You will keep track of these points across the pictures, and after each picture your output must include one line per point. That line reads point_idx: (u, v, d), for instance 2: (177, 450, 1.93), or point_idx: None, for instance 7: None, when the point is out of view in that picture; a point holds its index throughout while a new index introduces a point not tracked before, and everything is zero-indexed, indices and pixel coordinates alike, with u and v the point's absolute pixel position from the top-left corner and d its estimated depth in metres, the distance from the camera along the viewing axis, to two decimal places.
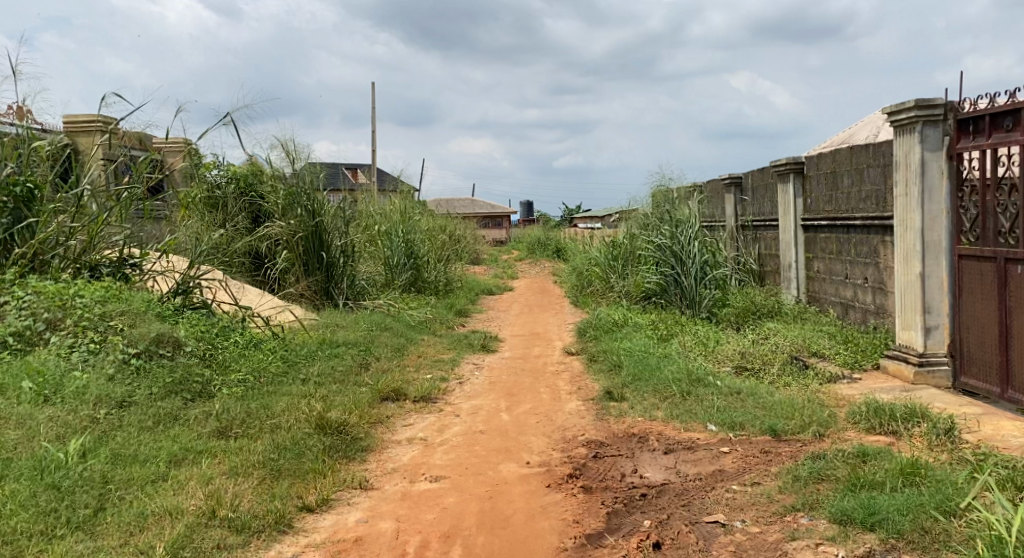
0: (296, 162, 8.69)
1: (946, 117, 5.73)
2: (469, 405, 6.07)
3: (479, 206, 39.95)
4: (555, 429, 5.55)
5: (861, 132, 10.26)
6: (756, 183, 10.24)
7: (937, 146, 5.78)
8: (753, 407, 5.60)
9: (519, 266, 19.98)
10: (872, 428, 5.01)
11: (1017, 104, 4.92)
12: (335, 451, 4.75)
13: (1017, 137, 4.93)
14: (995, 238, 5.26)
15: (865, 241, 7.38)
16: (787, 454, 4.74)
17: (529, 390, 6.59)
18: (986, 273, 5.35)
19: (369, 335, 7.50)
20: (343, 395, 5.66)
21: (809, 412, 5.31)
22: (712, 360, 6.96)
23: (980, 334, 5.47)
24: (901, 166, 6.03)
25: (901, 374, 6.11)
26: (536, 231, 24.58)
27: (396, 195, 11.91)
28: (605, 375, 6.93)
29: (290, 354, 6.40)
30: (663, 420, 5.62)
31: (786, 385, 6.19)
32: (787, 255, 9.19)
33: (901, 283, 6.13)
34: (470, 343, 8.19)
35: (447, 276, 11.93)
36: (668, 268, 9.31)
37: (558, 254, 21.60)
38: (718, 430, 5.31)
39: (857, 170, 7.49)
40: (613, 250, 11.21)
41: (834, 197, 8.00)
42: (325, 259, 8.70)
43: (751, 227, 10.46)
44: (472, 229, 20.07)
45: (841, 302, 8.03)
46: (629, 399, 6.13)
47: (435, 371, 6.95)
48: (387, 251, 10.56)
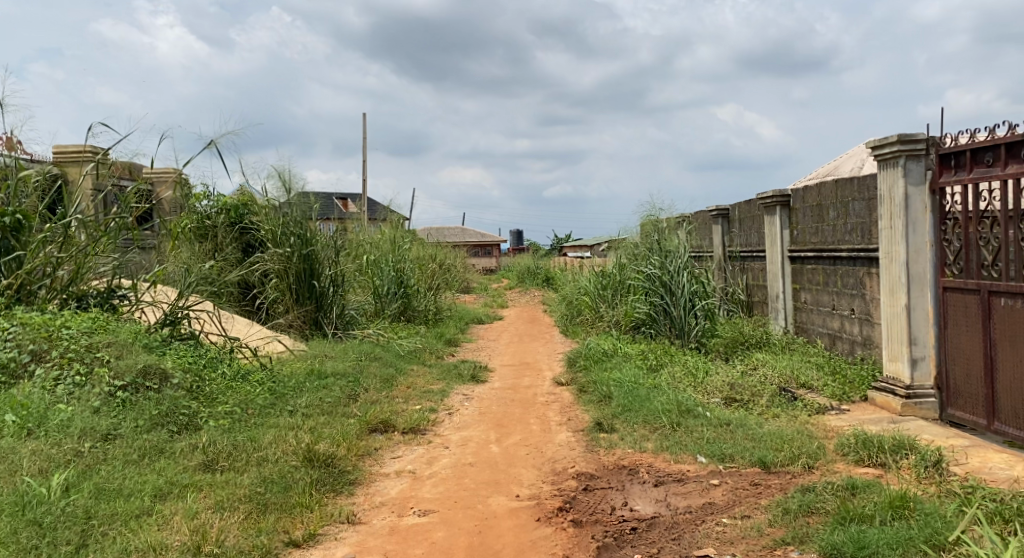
0: (288, 192, 8.71)
1: (928, 152, 5.81)
2: (458, 436, 6.05)
3: (470, 234, 40.04)
4: (544, 461, 5.53)
5: (845, 164, 10.40)
6: (743, 215, 10.33)
7: (920, 180, 5.85)
8: (742, 439, 5.60)
9: (510, 294, 20.03)
10: (861, 460, 5.02)
11: (997, 140, 5.00)
12: (323, 484, 4.70)
13: (997, 172, 5.01)
14: (978, 271, 5.30)
15: (852, 272, 7.44)
16: (776, 486, 4.74)
17: (519, 421, 6.56)
18: (971, 305, 5.40)
19: (358, 366, 7.48)
20: (331, 426, 5.62)
21: (799, 444, 5.32)
22: (702, 391, 6.96)
23: (966, 366, 5.51)
24: (885, 200, 6.10)
25: (889, 406, 6.12)
26: (525, 259, 24.64)
27: (386, 225, 11.93)
28: (595, 405, 6.91)
29: (278, 385, 6.36)
30: (653, 451, 5.61)
31: (774, 416, 6.21)
32: (774, 286, 9.25)
33: (887, 314, 6.16)
34: (459, 373, 8.15)
35: (437, 304, 11.93)
36: (657, 298, 9.35)
37: (548, 282, 21.69)
38: (708, 462, 5.31)
39: (842, 203, 7.57)
40: (603, 280, 11.26)
41: (820, 229, 8.07)
42: (315, 289, 8.68)
43: (738, 258, 10.53)
44: (462, 258, 20.12)
45: (829, 333, 8.07)
46: (619, 430, 6.13)
47: (425, 401, 6.91)
48: (376, 280, 10.54)
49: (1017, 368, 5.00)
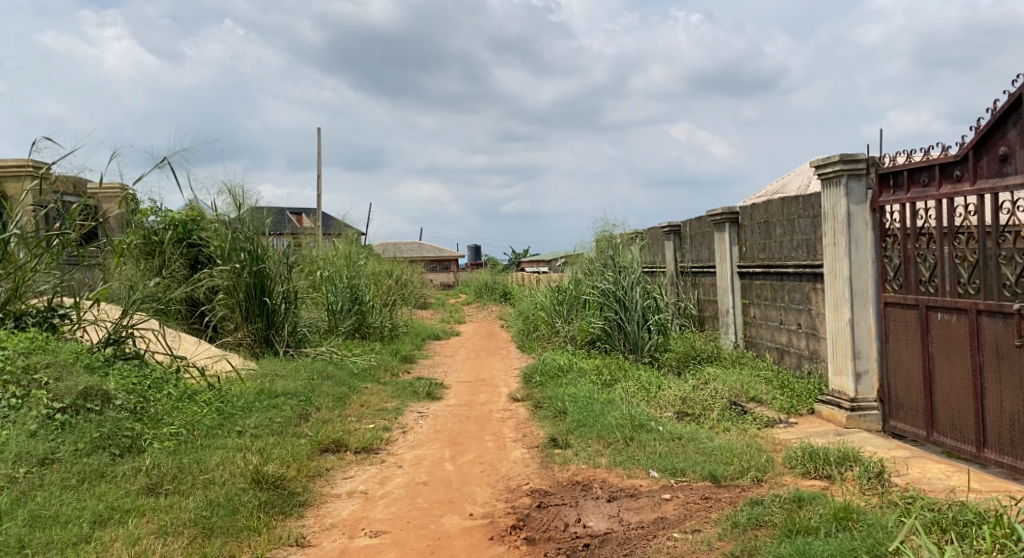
0: (240, 208, 8.62)
1: (869, 172, 5.99)
2: (412, 455, 6.03)
3: (427, 249, 39.91)
4: (499, 478, 5.54)
5: (793, 182, 10.65)
6: (694, 231, 10.50)
7: (862, 199, 6.02)
8: (693, 452, 5.68)
9: (467, 310, 20.00)
10: (808, 472, 5.13)
11: (932, 161, 5.19)
12: (271, 507, 4.64)
13: (932, 192, 5.19)
14: (917, 287, 5.47)
15: (798, 288, 7.61)
16: (726, 499, 4.81)
17: (474, 439, 6.56)
18: (910, 319, 5.56)
19: (310, 385, 7.40)
20: (281, 447, 5.55)
21: (748, 457, 5.41)
22: (655, 405, 7.04)
23: (906, 379, 5.67)
24: (829, 218, 6.25)
25: (834, 419, 6.26)
26: (482, 275, 24.66)
27: (340, 240, 11.85)
28: (550, 421, 6.94)
29: (227, 405, 6.26)
30: (606, 467, 5.65)
31: (725, 430, 6.30)
32: (724, 301, 9.42)
33: (832, 329, 6.31)
34: (414, 391, 8.11)
35: (393, 320, 11.88)
36: (611, 313, 9.44)
37: (506, 297, 21.73)
38: (660, 476, 5.37)
39: (788, 220, 7.75)
40: (559, 295, 11.32)
41: (768, 246, 8.25)
42: (266, 306, 8.57)
43: (690, 273, 10.70)
44: (419, 273, 20.06)
45: (777, 347, 8.24)
46: (573, 446, 6.16)
47: (378, 420, 6.87)
48: (330, 297, 10.42)
49: (953, 381, 5.15)
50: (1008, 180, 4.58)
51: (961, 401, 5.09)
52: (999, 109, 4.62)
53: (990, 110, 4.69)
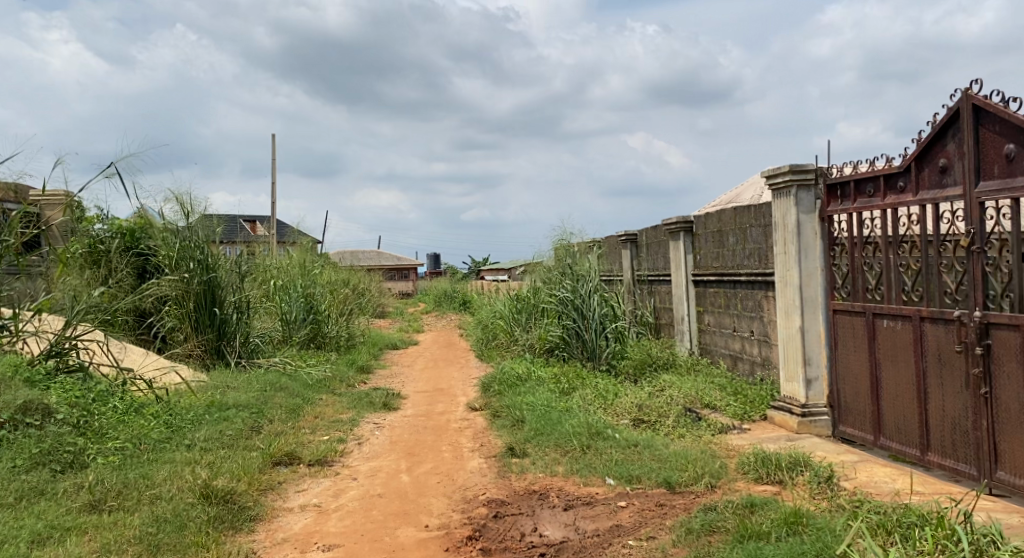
0: (189, 216, 8.50)
1: (817, 182, 6.11)
2: (368, 467, 5.98)
3: (385, 258, 39.68)
4: (455, 489, 5.52)
5: (746, 192, 10.82)
6: (649, 239, 10.61)
7: (811, 208, 6.13)
8: (649, 459, 5.72)
9: (426, 319, 19.91)
10: (760, 478, 5.21)
11: (876, 172, 5.33)
12: (221, 522, 4.55)
13: (877, 202, 5.33)
14: (864, 295, 5.59)
15: (750, 296, 7.74)
16: (681, 506, 4.86)
17: (431, 449, 6.53)
18: (858, 326, 5.69)
19: (262, 396, 7.30)
20: (232, 460, 5.46)
21: (702, 463, 5.47)
22: (611, 413, 7.09)
23: (854, 385, 5.79)
24: (779, 227, 6.36)
25: (786, 424, 6.38)
26: (442, 283, 24.59)
27: (295, 249, 11.73)
28: (508, 430, 6.94)
29: (175, 418, 6.14)
30: (563, 475, 5.67)
31: (680, 436, 6.37)
32: (679, 309, 9.54)
33: (783, 336, 6.42)
34: (371, 402, 8.05)
35: (350, 330, 11.78)
36: (569, 321, 9.49)
37: (465, 305, 21.69)
38: (616, 484, 5.40)
39: (740, 230, 7.87)
40: (517, 303, 11.34)
41: (721, 254, 8.37)
42: (217, 316, 8.44)
43: (646, 281, 10.81)
44: (377, 282, 19.93)
45: (730, 354, 8.36)
46: (530, 454, 6.17)
47: (333, 431, 6.81)
48: (284, 306, 10.28)
49: (899, 386, 5.27)
50: (947, 192, 4.72)
51: (906, 406, 5.21)
52: (939, 122, 4.75)
53: (931, 123, 4.82)
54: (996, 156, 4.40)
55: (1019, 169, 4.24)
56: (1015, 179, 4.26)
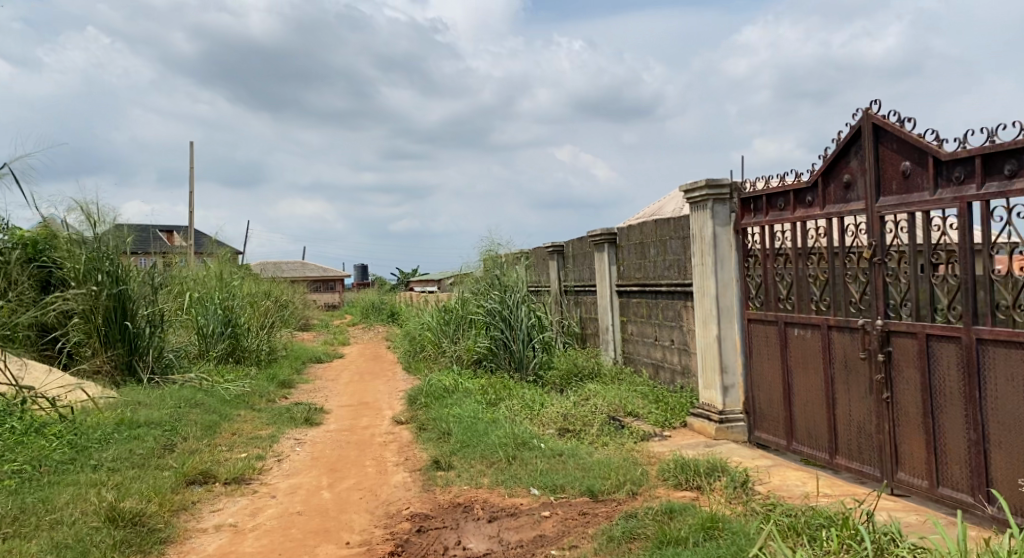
0: (98, 226, 8.23)
1: (732, 196, 6.22)
2: (287, 484, 5.86)
3: (310, 269, 39.02)
4: (379, 504, 5.46)
5: (669, 204, 11.05)
6: (575, 250, 10.73)
7: (726, 222, 6.28)
8: (573, 468, 5.77)
9: (353, 331, 19.64)
10: (679, 484, 5.31)
11: (787, 187, 5.52)
12: (128, 545, 4.39)
13: (787, 216, 5.53)
14: (776, 304, 5.78)
15: (671, 305, 7.91)
16: (603, 514, 4.92)
17: (354, 464, 6.45)
18: (771, 335, 5.87)
19: (176, 413, 7.07)
20: (142, 481, 5.28)
21: (624, 471, 5.55)
22: (537, 423, 7.13)
23: (768, 391, 5.97)
24: (697, 239, 6.51)
25: (704, 431, 6.53)
26: (369, 295, 24.33)
27: (213, 260, 11.44)
28: (434, 443, 6.90)
29: (80, 438, 5.90)
30: (488, 486, 5.67)
31: (603, 445, 6.45)
32: (603, 319, 9.67)
33: (701, 344, 6.57)
34: (292, 417, 7.90)
35: (272, 343, 11.53)
36: (497, 332, 9.51)
37: (392, 317, 21.49)
38: (540, 494, 5.43)
39: (660, 241, 8.04)
40: (445, 315, 11.30)
41: (643, 265, 8.52)
42: (129, 330, 8.16)
43: (573, 292, 10.93)
44: (302, 294, 19.58)
45: (652, 363, 8.51)
46: (456, 467, 6.14)
47: (251, 448, 6.65)
48: (201, 319, 10.00)
49: (809, 393, 5.46)
50: (851, 206, 4.92)
51: (816, 411, 5.40)
52: (843, 140, 4.96)
53: (835, 141, 5.02)
54: (894, 173, 4.60)
55: (915, 185, 4.45)
56: (911, 195, 4.47)
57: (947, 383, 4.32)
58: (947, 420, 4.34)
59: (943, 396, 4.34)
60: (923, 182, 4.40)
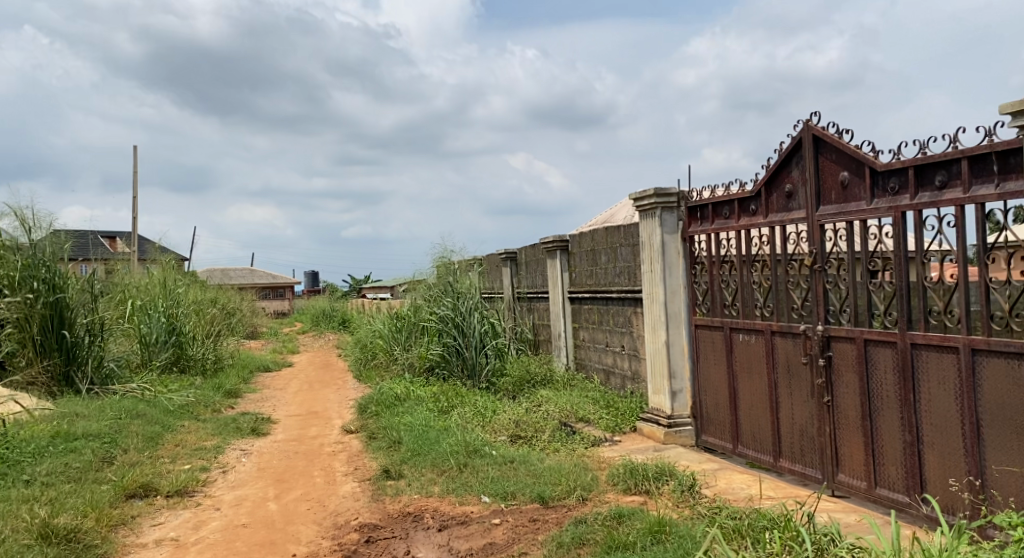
0: (33, 232, 8.00)
1: (680, 205, 6.30)
2: (232, 496, 5.75)
3: (259, 276, 38.41)
4: (326, 515, 5.39)
5: (620, 212, 11.14)
6: (528, 257, 10.75)
7: (674, 229, 6.36)
8: (523, 475, 5.77)
9: (302, 339, 19.37)
10: (628, 488, 5.35)
11: (731, 196, 5.62)
12: None
13: (732, 224, 5.62)
14: (722, 310, 5.86)
15: (621, 312, 7.97)
16: (553, 520, 4.92)
17: (301, 475, 6.35)
18: (716, 340, 5.96)
19: (116, 425, 6.88)
20: (79, 495, 5.13)
21: (574, 477, 5.57)
22: (489, 430, 7.11)
23: (714, 396, 6.05)
24: (646, 246, 6.56)
25: (653, 435, 6.58)
26: (320, 302, 24.05)
27: (157, 266, 11.18)
28: (384, 452, 6.83)
29: (13, 452, 5.71)
30: (438, 495, 5.63)
31: (554, 451, 6.46)
32: (556, 325, 9.70)
33: (650, 350, 6.63)
34: (238, 427, 7.76)
35: (218, 352, 11.31)
36: (449, 339, 9.47)
37: (344, 325, 21.27)
38: (491, 501, 5.41)
39: (611, 248, 8.10)
40: (397, 322, 11.22)
41: (594, 272, 8.57)
42: (66, 339, 7.93)
43: (526, 298, 10.94)
44: (250, 301, 19.26)
45: (603, 369, 8.57)
46: (406, 476, 6.09)
47: (195, 460, 6.50)
48: (144, 328, 9.76)
49: (753, 397, 5.55)
50: (793, 215, 5.02)
51: (760, 415, 5.49)
52: (784, 151, 5.06)
53: (777, 151, 5.12)
54: (833, 183, 4.71)
55: (853, 195, 4.56)
56: (849, 204, 4.58)
57: (884, 387, 4.43)
58: (884, 422, 4.45)
59: (881, 399, 4.45)
60: (860, 192, 4.51)
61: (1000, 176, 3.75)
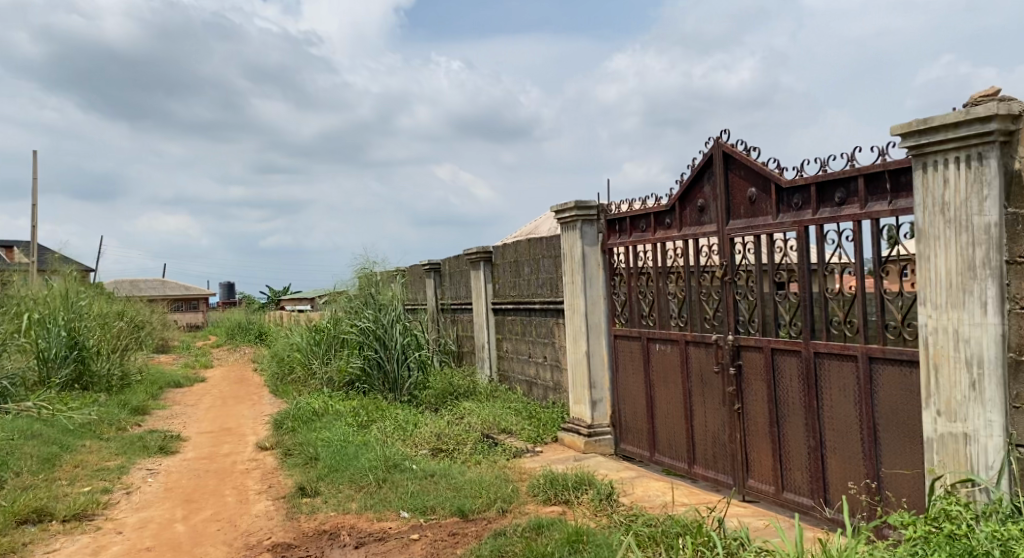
0: None
1: (599, 217, 6.36)
2: (136, 518, 5.51)
3: (172, 287, 37.15)
4: (238, 535, 5.21)
5: (544, 224, 11.19)
6: (452, 268, 10.69)
7: (594, 242, 6.40)
8: (443, 489, 5.70)
9: (216, 353, 18.78)
10: (548, 499, 5.34)
11: (648, 209, 5.70)
12: None
13: (649, 236, 5.71)
14: (639, 321, 5.94)
15: (544, 323, 8.00)
16: (472, 533, 4.88)
17: (212, 494, 6.13)
18: (634, 350, 6.03)
19: (9, 446, 6.51)
20: None
21: (494, 489, 5.53)
22: (410, 443, 7.01)
23: (633, 405, 6.12)
24: (567, 258, 6.59)
25: (574, 444, 6.61)
26: (236, 314, 23.39)
27: (57, 278, 10.67)
28: (300, 469, 6.65)
29: None
30: (355, 512, 5.51)
31: (476, 463, 6.41)
32: (479, 336, 9.67)
33: (571, 360, 6.66)
34: (144, 445, 7.45)
35: (125, 367, 10.85)
36: (370, 351, 9.32)
37: (261, 338, 20.73)
38: (410, 516, 5.33)
39: (534, 259, 8.12)
40: (316, 334, 10.98)
41: (517, 283, 8.58)
42: None
43: (449, 310, 10.88)
44: (160, 314, 18.58)
45: (526, 379, 8.57)
46: (323, 493, 5.95)
47: (96, 481, 6.21)
48: (42, 343, 9.29)
49: (669, 405, 5.63)
50: (705, 229, 5.12)
51: (675, 423, 5.57)
52: (697, 166, 5.16)
53: (690, 167, 5.22)
54: (741, 198, 4.83)
55: (760, 210, 4.68)
56: (756, 219, 4.70)
57: (790, 394, 4.54)
58: (790, 428, 4.56)
59: (787, 406, 4.57)
60: (767, 207, 4.63)
61: (893, 193, 3.90)
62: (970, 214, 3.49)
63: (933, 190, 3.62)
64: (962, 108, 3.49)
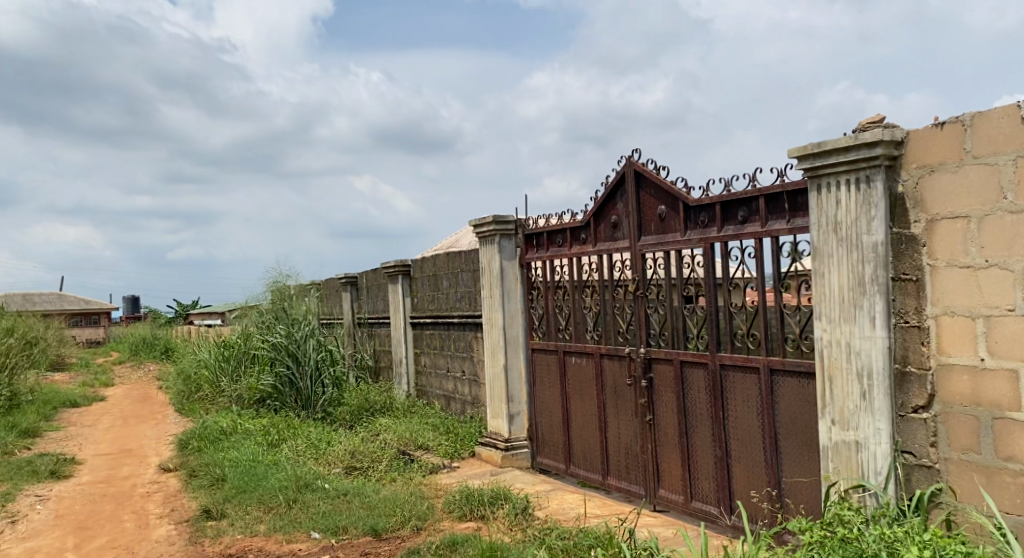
0: None
1: (517, 232, 6.36)
2: (21, 549, 5.18)
3: (71, 302, 35.44)
4: None
5: (464, 237, 11.15)
6: (369, 282, 10.54)
7: (512, 256, 6.39)
8: (356, 508, 5.56)
9: (116, 370, 17.95)
10: (464, 515, 5.28)
11: (563, 225, 5.73)
12: None
13: (565, 251, 5.74)
14: (556, 334, 5.96)
15: (462, 337, 7.95)
16: (385, 553, 4.77)
17: (109, 520, 5.83)
18: (550, 363, 6.05)
19: None
20: None
21: (409, 507, 5.43)
22: (323, 462, 6.83)
23: (549, 418, 6.13)
24: (484, 272, 6.55)
25: (491, 459, 6.57)
26: (141, 330, 22.47)
27: None
28: (206, 491, 6.39)
29: None
30: (264, 534, 5.33)
31: (391, 481, 6.29)
32: (396, 351, 9.54)
33: (489, 375, 6.61)
34: (34, 470, 7.04)
35: (15, 387, 10.25)
36: (282, 368, 9.07)
37: (166, 354, 19.95)
38: (321, 537, 5.18)
39: (453, 273, 8.07)
40: (225, 350, 10.63)
41: (435, 297, 8.51)
42: None
43: (366, 324, 10.70)
44: (56, 330, 17.65)
45: (444, 394, 8.49)
46: (229, 515, 5.73)
47: None
48: None
49: (584, 418, 5.66)
50: (618, 244, 5.18)
51: (589, 435, 5.60)
52: (609, 183, 5.22)
53: (603, 184, 5.27)
54: (652, 215, 4.91)
55: (669, 227, 4.76)
56: (665, 236, 4.77)
57: (698, 405, 4.61)
58: (698, 439, 4.63)
59: (695, 417, 4.64)
60: (675, 224, 4.71)
61: (791, 212, 4.01)
62: (860, 233, 3.61)
63: (827, 209, 3.74)
64: (851, 133, 3.61)
